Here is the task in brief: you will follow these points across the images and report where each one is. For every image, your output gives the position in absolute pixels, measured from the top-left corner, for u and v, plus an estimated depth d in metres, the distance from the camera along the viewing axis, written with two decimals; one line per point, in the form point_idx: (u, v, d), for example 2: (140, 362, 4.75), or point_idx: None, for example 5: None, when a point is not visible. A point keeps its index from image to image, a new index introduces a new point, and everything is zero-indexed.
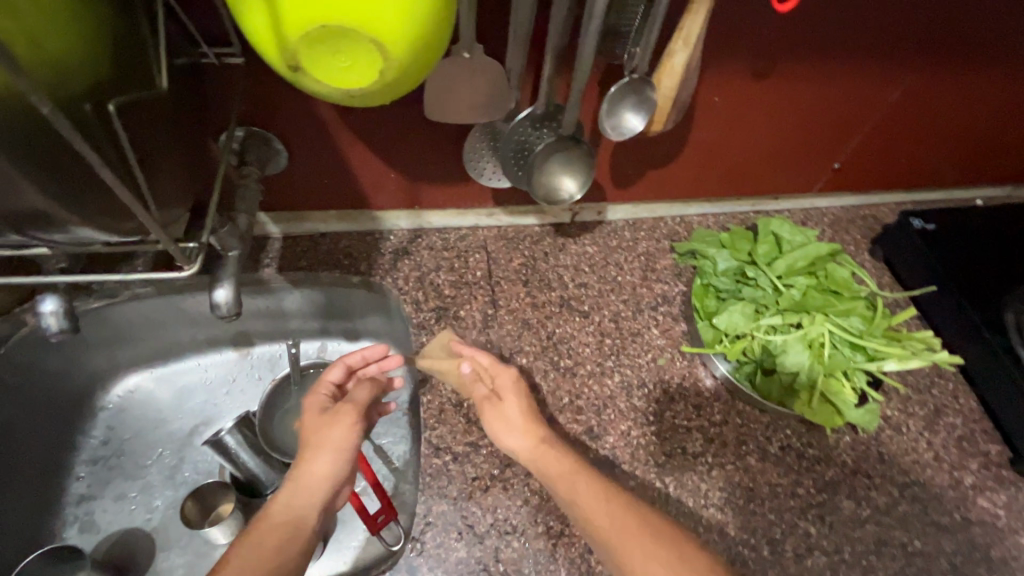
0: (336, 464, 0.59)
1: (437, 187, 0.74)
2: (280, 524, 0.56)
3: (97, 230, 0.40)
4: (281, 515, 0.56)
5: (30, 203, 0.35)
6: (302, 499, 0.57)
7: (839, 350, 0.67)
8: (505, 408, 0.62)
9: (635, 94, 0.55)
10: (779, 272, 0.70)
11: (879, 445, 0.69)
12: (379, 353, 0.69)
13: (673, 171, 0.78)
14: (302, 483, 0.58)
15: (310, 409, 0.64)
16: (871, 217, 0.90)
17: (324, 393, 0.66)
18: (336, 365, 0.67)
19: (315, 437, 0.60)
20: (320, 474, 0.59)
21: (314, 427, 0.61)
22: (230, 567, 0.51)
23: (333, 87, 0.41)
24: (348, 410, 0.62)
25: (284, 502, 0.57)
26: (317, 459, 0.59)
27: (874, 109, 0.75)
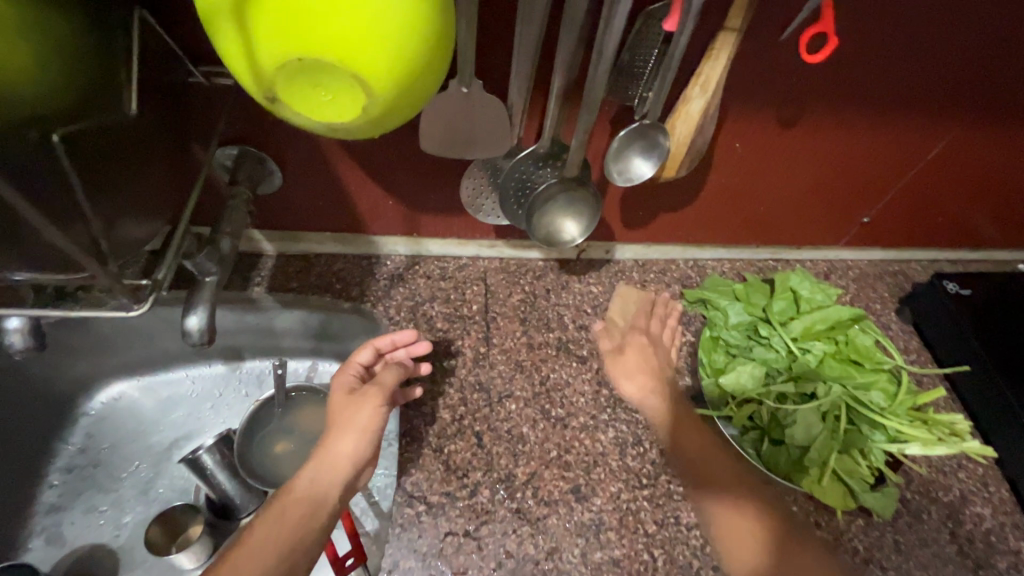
0: (359, 446, 0.54)
1: (436, 217, 0.71)
2: (304, 498, 0.50)
3: (23, 267, 0.38)
4: (305, 489, 0.51)
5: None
6: (327, 476, 0.52)
7: (856, 426, 0.61)
8: (624, 359, 0.66)
9: (644, 139, 0.51)
10: (794, 333, 0.66)
11: (895, 533, 0.62)
12: (410, 338, 0.64)
13: (687, 214, 0.74)
14: (325, 462, 0.52)
15: (337, 389, 0.58)
16: (900, 274, 0.84)
17: (351, 374, 0.60)
18: (367, 346, 0.61)
19: (342, 417, 0.55)
20: (344, 454, 0.53)
21: (341, 407, 0.56)
22: (242, 546, 0.46)
23: (311, 119, 0.38)
24: (375, 391, 0.56)
25: (308, 477, 0.51)
26: (343, 439, 0.53)
27: (910, 164, 0.70)
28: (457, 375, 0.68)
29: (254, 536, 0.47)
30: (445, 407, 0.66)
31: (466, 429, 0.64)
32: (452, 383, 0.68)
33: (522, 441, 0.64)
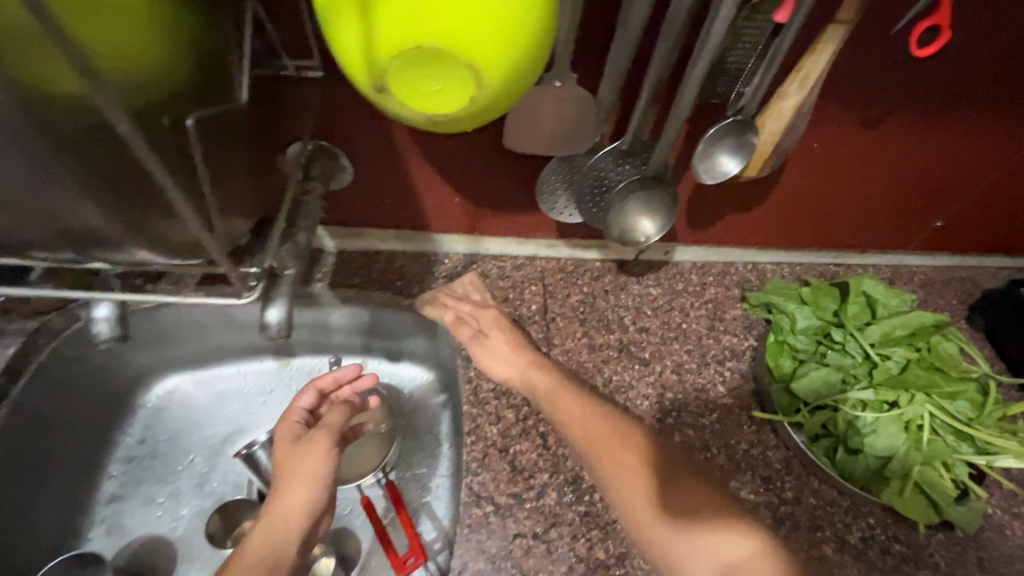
0: (312, 492, 0.55)
1: (499, 215, 0.71)
2: (258, 562, 0.49)
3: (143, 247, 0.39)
4: (259, 551, 0.50)
5: (85, 217, 0.35)
6: (279, 534, 0.52)
7: (941, 436, 0.58)
8: (491, 342, 0.66)
9: (734, 136, 0.50)
10: (872, 339, 0.63)
11: (978, 550, 0.60)
12: (352, 372, 0.66)
13: (753, 216, 0.73)
14: (282, 512, 0.53)
15: (282, 439, 0.59)
16: (970, 280, 0.80)
17: (296, 420, 0.62)
18: (308, 389, 0.63)
19: (289, 468, 0.55)
20: (296, 506, 0.54)
21: (288, 455, 0.57)
22: None
23: (418, 112, 0.38)
24: (323, 434, 0.58)
25: (260, 539, 0.51)
26: (294, 490, 0.54)
27: (992, 168, 0.68)
28: None
29: None
30: (509, 407, 0.65)
31: (531, 430, 0.64)
32: None
33: None
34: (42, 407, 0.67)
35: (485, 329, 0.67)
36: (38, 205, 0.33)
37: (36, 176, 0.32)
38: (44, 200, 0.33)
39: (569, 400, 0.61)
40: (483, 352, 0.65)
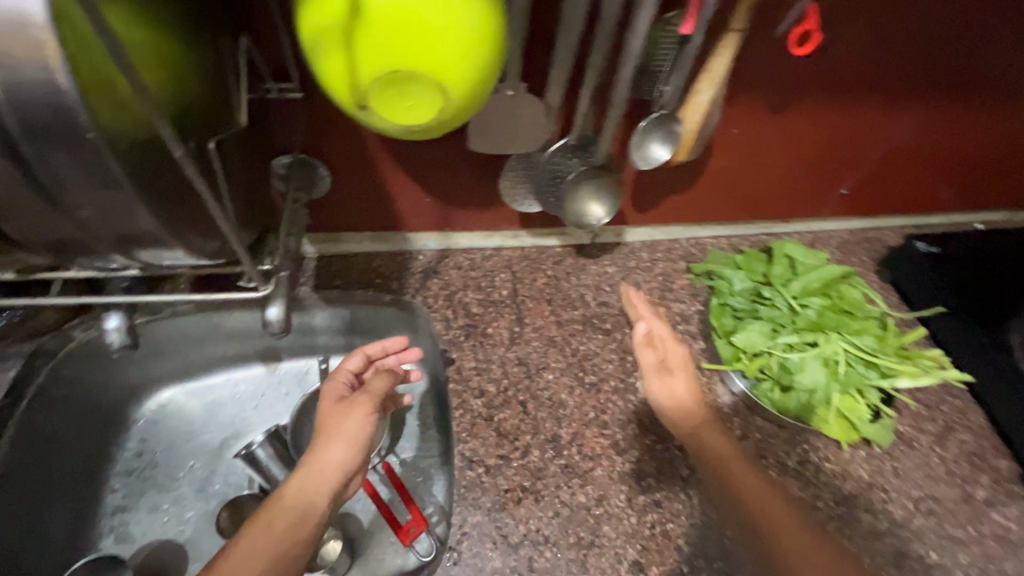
0: (346, 454, 0.60)
1: (466, 212, 0.78)
2: (291, 509, 0.56)
3: (184, 251, 0.39)
4: (294, 499, 0.56)
5: (140, 224, 0.34)
6: (312, 487, 0.57)
7: (854, 367, 0.70)
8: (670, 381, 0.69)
9: (662, 128, 0.59)
10: (794, 292, 0.74)
11: (892, 460, 0.71)
12: (399, 344, 0.72)
13: (690, 196, 0.83)
14: (316, 468, 0.58)
15: (329, 397, 0.65)
16: (877, 239, 0.93)
17: (343, 381, 0.68)
18: (357, 354, 0.69)
19: (331, 425, 0.61)
20: (332, 464, 0.59)
21: (331, 414, 0.63)
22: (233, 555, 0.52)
23: (393, 123, 0.45)
24: (365, 400, 0.63)
25: (295, 489, 0.57)
26: (331, 448, 0.60)
27: (881, 140, 0.80)
28: (497, 353, 0.75)
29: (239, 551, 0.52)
30: (490, 381, 0.72)
31: (512, 399, 0.71)
32: (494, 360, 0.74)
33: (562, 406, 0.72)
34: (44, 426, 0.70)
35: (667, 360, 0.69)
36: (97, 211, 0.32)
37: (97, 199, 0.31)
38: (104, 210, 0.32)
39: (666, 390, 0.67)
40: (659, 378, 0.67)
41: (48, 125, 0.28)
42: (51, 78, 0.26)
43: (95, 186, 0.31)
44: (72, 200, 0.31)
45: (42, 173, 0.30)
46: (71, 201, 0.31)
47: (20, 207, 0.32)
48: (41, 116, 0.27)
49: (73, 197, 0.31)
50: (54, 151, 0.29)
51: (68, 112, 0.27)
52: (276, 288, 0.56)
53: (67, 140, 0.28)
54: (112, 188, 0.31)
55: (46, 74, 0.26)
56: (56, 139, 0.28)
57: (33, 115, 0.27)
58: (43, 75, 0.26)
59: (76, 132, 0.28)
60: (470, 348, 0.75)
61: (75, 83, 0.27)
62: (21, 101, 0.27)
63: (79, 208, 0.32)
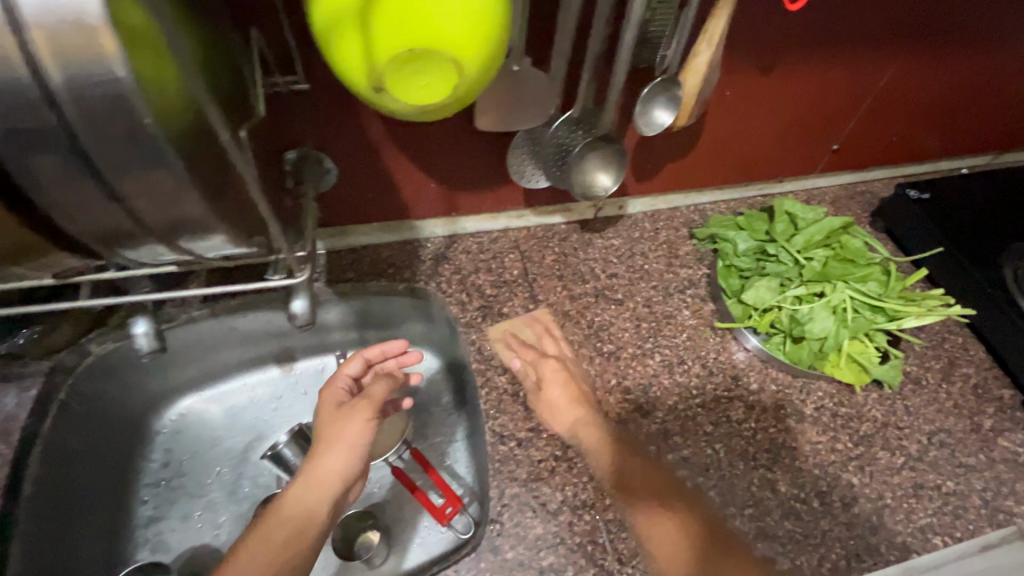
0: (346, 461, 0.62)
1: (474, 195, 0.79)
2: (291, 517, 0.57)
3: (229, 238, 0.39)
4: (293, 508, 0.58)
5: (189, 210, 0.34)
6: (314, 494, 0.59)
7: (861, 312, 0.72)
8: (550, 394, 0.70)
9: (664, 92, 0.61)
10: (797, 246, 0.76)
11: (903, 399, 0.74)
12: (398, 348, 0.74)
13: (688, 163, 0.84)
14: (316, 477, 0.60)
15: (329, 401, 0.67)
16: (869, 192, 0.96)
17: (342, 385, 0.70)
18: (357, 359, 0.71)
19: (331, 432, 0.63)
20: (333, 470, 0.61)
21: (330, 420, 0.64)
22: (235, 562, 0.53)
23: (407, 104, 0.45)
24: (364, 406, 0.65)
25: (295, 498, 0.58)
26: (331, 455, 0.61)
27: (868, 93, 0.82)
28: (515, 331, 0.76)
29: (241, 558, 0.53)
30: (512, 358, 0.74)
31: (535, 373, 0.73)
32: (512, 337, 0.76)
33: (584, 376, 0.73)
34: (69, 444, 0.70)
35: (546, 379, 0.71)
36: (151, 200, 0.33)
37: (153, 189, 0.32)
38: (159, 199, 0.33)
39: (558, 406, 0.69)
40: (555, 396, 0.69)
41: (107, 115, 0.28)
42: (110, 69, 0.26)
43: (150, 174, 0.31)
44: (130, 192, 0.32)
45: (103, 164, 0.30)
46: (126, 191, 0.32)
47: (74, 203, 0.32)
48: (102, 105, 0.27)
49: (130, 187, 0.32)
50: (113, 142, 0.29)
51: (128, 100, 0.27)
52: (300, 281, 0.57)
53: (125, 130, 0.29)
54: (167, 175, 0.31)
55: (104, 65, 0.26)
56: (115, 129, 0.29)
57: (93, 106, 0.27)
58: (102, 66, 0.26)
59: (134, 119, 0.28)
60: (488, 328, 0.76)
61: (132, 74, 0.27)
62: (82, 93, 0.27)
63: (135, 197, 0.32)
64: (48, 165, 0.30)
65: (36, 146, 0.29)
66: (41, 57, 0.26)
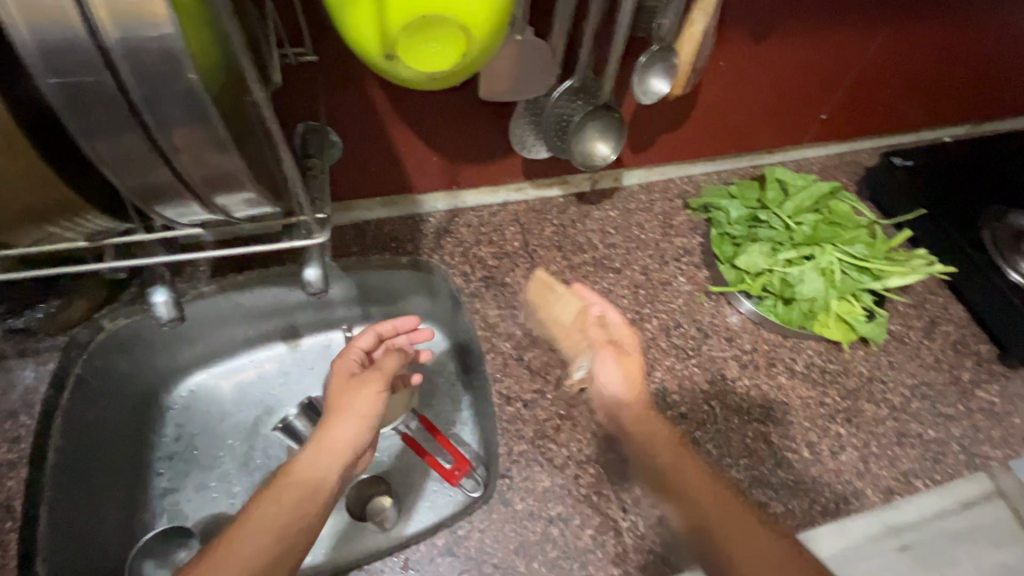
0: (356, 431, 0.61)
1: (474, 168, 0.81)
2: (302, 482, 0.56)
3: (258, 197, 0.42)
4: (305, 472, 0.57)
5: (227, 165, 0.36)
6: (323, 461, 0.58)
7: (848, 274, 0.76)
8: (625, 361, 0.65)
9: (663, 61, 0.63)
10: (787, 212, 0.79)
11: (887, 355, 0.78)
12: (410, 324, 0.76)
13: (681, 134, 0.87)
14: (328, 443, 0.59)
15: (340, 371, 0.68)
16: (856, 162, 0.99)
17: (353, 358, 0.70)
18: (369, 332, 0.72)
19: (343, 402, 0.62)
20: (343, 438, 0.60)
21: (343, 390, 0.64)
22: (247, 522, 0.52)
23: (419, 72, 0.47)
24: (375, 377, 0.65)
25: (307, 462, 0.57)
26: (343, 424, 0.61)
27: (854, 63, 0.84)
28: (518, 300, 0.79)
29: (253, 518, 0.52)
30: (516, 325, 0.77)
31: (538, 338, 0.76)
32: (515, 305, 0.78)
33: None
34: (86, 416, 0.72)
35: (618, 339, 0.68)
36: (192, 158, 0.35)
37: (195, 148, 0.34)
38: (199, 157, 0.35)
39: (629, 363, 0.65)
40: (609, 354, 0.66)
41: (157, 72, 0.30)
42: (160, 28, 0.28)
43: (192, 126, 0.33)
44: (173, 150, 0.34)
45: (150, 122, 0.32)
46: (168, 150, 0.34)
47: (120, 161, 0.34)
48: (153, 61, 0.29)
49: (174, 142, 0.33)
50: (160, 99, 0.31)
51: (177, 57, 0.29)
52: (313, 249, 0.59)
53: (171, 84, 0.30)
54: (206, 130, 0.33)
55: (155, 23, 0.28)
56: (161, 84, 0.30)
57: (144, 61, 0.29)
58: (154, 24, 0.28)
59: (181, 77, 0.30)
60: (492, 297, 0.79)
61: (177, 30, 0.29)
62: (136, 51, 0.29)
63: (176, 155, 0.34)
64: (99, 121, 0.32)
65: (88, 103, 0.31)
66: (93, 12, 0.28)
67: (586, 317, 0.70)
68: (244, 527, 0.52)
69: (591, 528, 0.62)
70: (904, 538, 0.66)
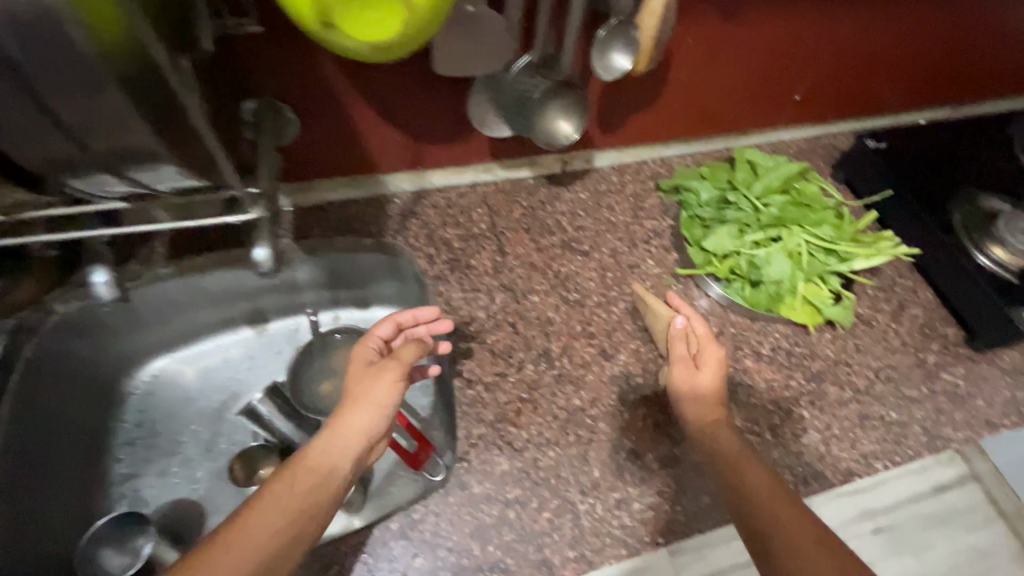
0: (372, 421, 0.56)
1: (439, 147, 0.79)
2: (314, 468, 0.52)
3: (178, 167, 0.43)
4: (318, 458, 0.52)
5: (137, 139, 0.38)
6: (337, 448, 0.53)
7: (816, 256, 0.75)
8: (701, 375, 0.67)
9: (622, 35, 0.61)
10: (756, 194, 0.78)
11: (854, 339, 0.78)
12: (430, 315, 0.66)
13: (652, 114, 0.85)
14: (340, 431, 0.54)
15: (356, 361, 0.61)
16: (831, 145, 0.98)
17: (372, 346, 0.63)
18: (388, 321, 0.64)
19: (358, 389, 0.57)
20: (358, 427, 0.55)
21: (360, 376, 0.58)
22: (255, 506, 0.48)
23: (358, 40, 0.45)
24: (393, 366, 0.59)
25: (320, 448, 0.53)
26: (356, 412, 0.55)
27: (829, 42, 0.83)
28: (483, 283, 0.78)
29: (263, 501, 0.48)
30: (480, 308, 0.75)
31: (502, 321, 0.75)
32: (480, 288, 0.77)
33: (550, 323, 0.75)
34: (36, 401, 0.70)
35: (698, 352, 0.68)
36: (98, 122, 0.36)
37: (100, 112, 0.35)
38: (105, 121, 0.36)
39: (707, 373, 0.67)
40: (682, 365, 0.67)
41: (44, 35, 0.30)
42: None
43: (95, 97, 0.34)
44: (79, 113, 0.35)
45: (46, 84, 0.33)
46: (72, 112, 0.35)
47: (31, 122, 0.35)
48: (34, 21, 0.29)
49: (77, 106, 0.34)
50: (56, 62, 0.32)
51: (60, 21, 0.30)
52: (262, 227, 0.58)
53: (63, 49, 0.31)
54: (110, 98, 0.34)
55: None
56: (48, 43, 0.31)
57: (26, 22, 0.29)
58: None
59: (69, 40, 0.31)
60: (456, 280, 0.77)
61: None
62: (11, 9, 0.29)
63: (81, 118, 0.35)
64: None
65: None
66: None
67: (672, 331, 0.70)
68: (252, 511, 0.48)
69: (548, 512, 0.62)
70: (878, 522, 0.69)
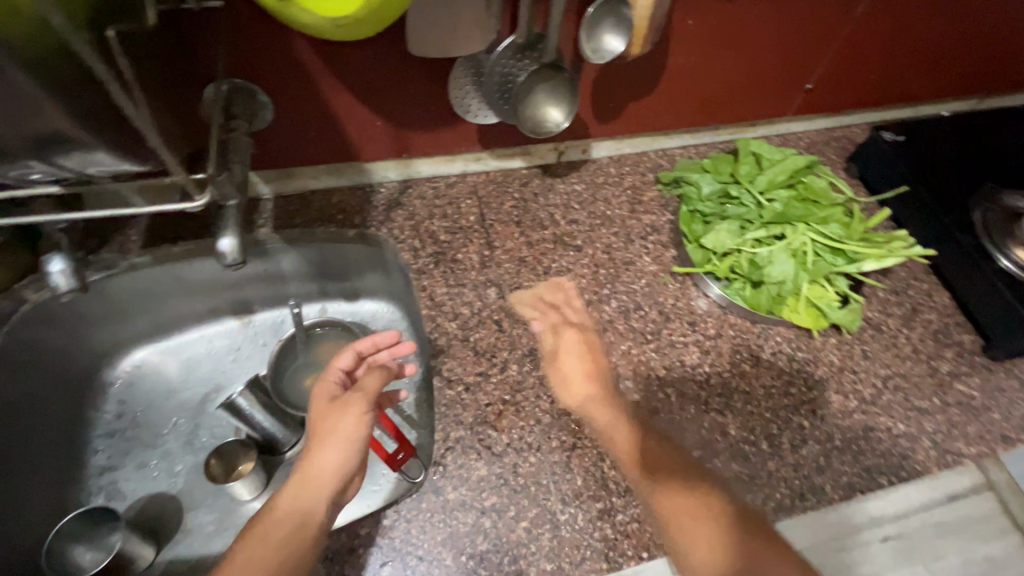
0: (343, 457, 0.53)
1: (424, 135, 0.75)
2: (287, 519, 0.49)
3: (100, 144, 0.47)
4: (289, 507, 0.49)
5: (53, 121, 0.42)
6: (309, 494, 0.50)
7: (822, 256, 0.71)
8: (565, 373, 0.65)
9: (613, 14, 0.58)
10: (760, 188, 0.74)
11: (861, 344, 0.73)
12: (391, 339, 0.64)
13: (651, 102, 0.80)
14: (309, 473, 0.51)
15: (316, 400, 0.57)
16: (844, 137, 0.93)
17: (333, 381, 0.60)
18: (345, 351, 0.61)
19: (321, 427, 0.54)
20: (327, 468, 0.52)
21: (323, 415, 0.55)
22: (230, 566, 0.45)
23: (320, 16, 0.42)
24: (358, 399, 0.56)
25: (291, 496, 0.50)
26: (325, 451, 0.52)
27: (844, 25, 0.77)
28: (468, 278, 0.74)
29: (238, 559, 0.45)
30: (464, 304, 0.72)
31: (487, 319, 0.71)
32: (465, 284, 0.73)
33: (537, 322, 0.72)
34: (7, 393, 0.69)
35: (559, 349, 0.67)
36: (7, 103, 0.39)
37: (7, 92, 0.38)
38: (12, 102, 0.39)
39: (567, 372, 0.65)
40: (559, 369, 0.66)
41: None
42: None
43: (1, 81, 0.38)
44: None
45: None
46: None
47: None
48: None
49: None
50: None
51: None
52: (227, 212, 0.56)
53: None
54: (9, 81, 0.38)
55: None
56: None
57: None
58: None
59: None
60: (441, 275, 0.74)
61: None
62: None
63: None
64: None
65: None
66: None
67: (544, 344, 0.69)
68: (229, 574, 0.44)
69: (526, 521, 0.59)
70: (888, 530, 0.63)
